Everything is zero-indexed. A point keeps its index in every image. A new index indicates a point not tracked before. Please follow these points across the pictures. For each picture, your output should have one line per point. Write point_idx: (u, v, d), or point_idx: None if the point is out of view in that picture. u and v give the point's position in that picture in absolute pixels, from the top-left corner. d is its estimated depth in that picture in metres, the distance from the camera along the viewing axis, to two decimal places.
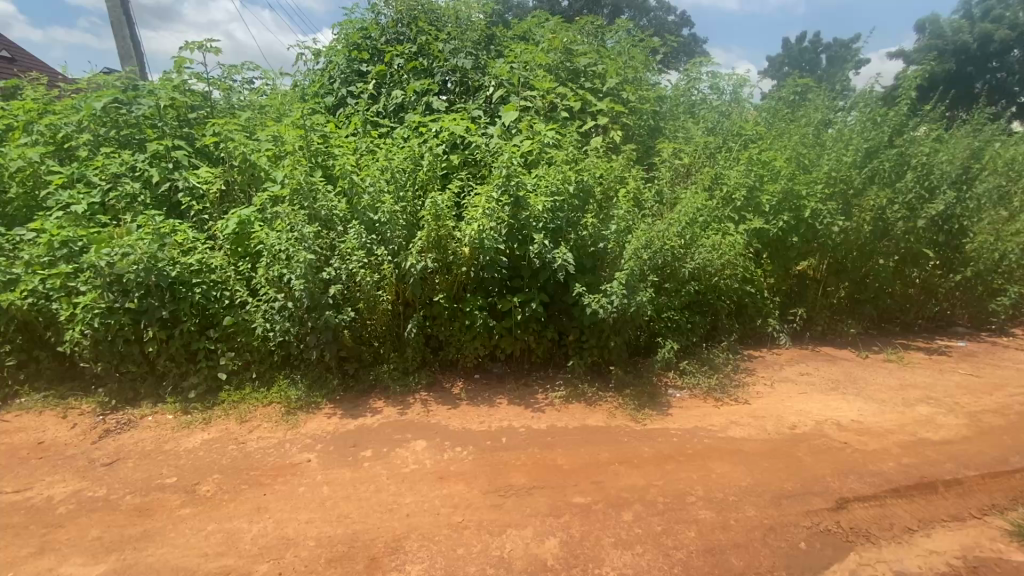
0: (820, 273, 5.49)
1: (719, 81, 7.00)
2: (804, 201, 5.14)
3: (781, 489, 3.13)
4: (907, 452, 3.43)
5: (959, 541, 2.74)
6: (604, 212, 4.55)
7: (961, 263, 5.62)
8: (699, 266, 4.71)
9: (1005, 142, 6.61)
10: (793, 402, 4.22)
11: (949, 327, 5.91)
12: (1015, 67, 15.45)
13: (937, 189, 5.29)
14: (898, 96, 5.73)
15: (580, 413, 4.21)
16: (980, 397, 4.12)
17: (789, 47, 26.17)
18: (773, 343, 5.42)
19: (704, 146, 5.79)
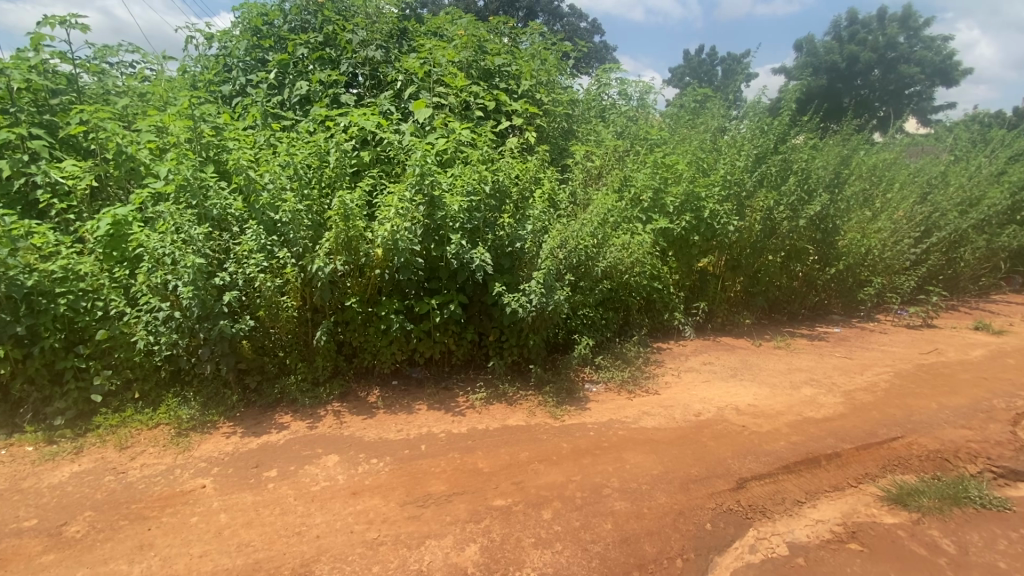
0: (719, 269, 5.91)
1: (627, 87, 7.30)
2: (703, 202, 5.51)
3: (689, 474, 3.30)
4: (794, 430, 3.77)
5: (840, 509, 3.04)
6: (520, 212, 4.55)
7: (835, 258, 6.28)
8: (611, 264, 4.86)
9: (868, 150, 7.51)
10: (697, 390, 4.49)
11: (827, 315, 6.55)
12: (875, 85, 17.73)
13: (814, 192, 5.89)
14: (781, 107, 6.30)
15: (500, 413, 4.19)
16: (853, 377, 4.63)
17: (690, 59, 28.15)
18: (679, 335, 5.76)
19: (615, 148, 6.00)
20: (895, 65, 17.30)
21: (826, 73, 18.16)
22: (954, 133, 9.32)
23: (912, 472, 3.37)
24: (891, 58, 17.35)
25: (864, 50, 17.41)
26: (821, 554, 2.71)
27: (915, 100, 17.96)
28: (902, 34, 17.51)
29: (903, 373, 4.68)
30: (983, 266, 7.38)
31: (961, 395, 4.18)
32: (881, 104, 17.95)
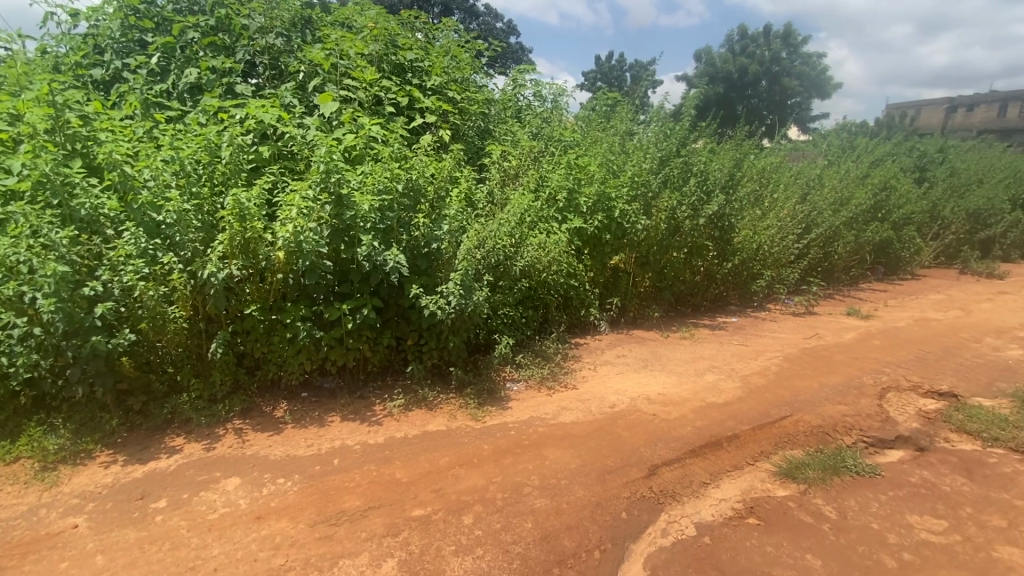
0: (630, 266, 6.18)
1: (541, 88, 7.40)
2: (614, 202, 5.74)
3: (605, 466, 3.40)
4: (699, 416, 4.01)
5: (740, 487, 3.26)
6: (435, 212, 4.43)
7: (732, 253, 6.80)
8: (529, 264, 4.90)
9: (758, 155, 8.23)
10: (612, 383, 4.66)
11: (725, 306, 7.10)
12: (764, 95, 19.49)
13: (712, 193, 6.34)
14: (682, 113, 6.72)
15: (420, 419, 4.07)
16: (748, 363, 5.04)
17: (601, 63, 29.30)
18: (595, 330, 5.95)
19: (530, 148, 6.05)
20: (779, 78, 19.15)
21: (722, 82, 19.70)
22: (827, 141, 10.48)
23: (800, 447, 3.67)
24: (776, 72, 19.18)
25: (754, 62, 19.08)
26: (724, 531, 2.87)
27: (796, 110, 20.01)
28: (784, 50, 19.39)
29: (790, 357, 5.16)
30: (853, 258, 8.34)
31: (837, 374, 4.68)
32: (769, 113, 19.78)
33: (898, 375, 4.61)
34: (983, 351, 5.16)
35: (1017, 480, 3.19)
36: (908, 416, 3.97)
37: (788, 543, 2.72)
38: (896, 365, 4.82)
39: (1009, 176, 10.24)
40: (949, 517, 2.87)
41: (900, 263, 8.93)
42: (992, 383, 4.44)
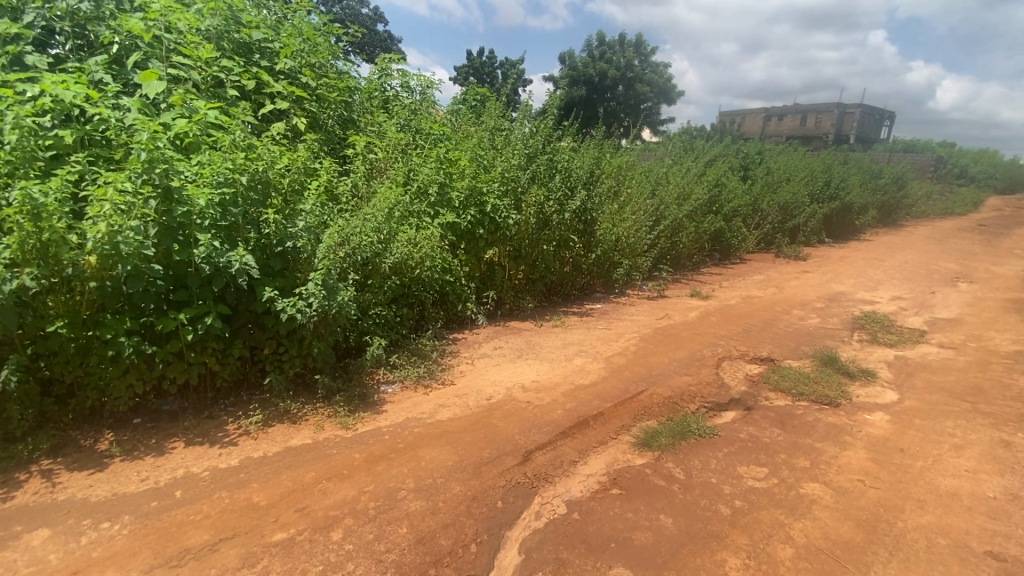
0: (503, 259, 6.30)
1: (409, 80, 7.16)
2: (485, 197, 5.80)
3: (481, 458, 3.43)
4: (569, 398, 4.24)
5: (605, 461, 3.49)
6: (290, 207, 4.07)
7: (596, 244, 7.28)
8: (399, 261, 4.73)
9: (615, 153, 8.90)
10: (489, 374, 4.72)
11: (592, 294, 7.60)
12: (620, 98, 21.19)
13: (576, 188, 6.70)
14: (546, 112, 6.99)
15: (282, 434, 3.73)
16: (612, 345, 5.45)
17: (471, 58, 29.50)
18: (473, 324, 5.97)
19: (399, 140, 5.83)
20: (633, 83, 20.94)
21: (584, 84, 20.99)
22: (673, 142, 11.69)
23: (655, 417, 4.04)
24: (630, 77, 20.92)
25: (611, 67, 20.59)
26: (591, 504, 3.04)
27: (648, 113, 22.06)
28: (636, 57, 21.20)
29: (647, 337, 5.68)
30: (696, 246, 9.45)
31: (684, 349, 5.26)
32: (625, 115, 21.57)
33: (730, 346, 5.33)
34: (792, 321, 6.17)
35: (816, 426, 3.86)
36: (739, 381, 4.59)
37: (645, 507, 2.98)
38: (729, 337, 5.57)
39: (808, 175, 12.38)
40: (769, 464, 3.37)
41: (731, 249, 10.32)
42: (798, 347, 5.33)
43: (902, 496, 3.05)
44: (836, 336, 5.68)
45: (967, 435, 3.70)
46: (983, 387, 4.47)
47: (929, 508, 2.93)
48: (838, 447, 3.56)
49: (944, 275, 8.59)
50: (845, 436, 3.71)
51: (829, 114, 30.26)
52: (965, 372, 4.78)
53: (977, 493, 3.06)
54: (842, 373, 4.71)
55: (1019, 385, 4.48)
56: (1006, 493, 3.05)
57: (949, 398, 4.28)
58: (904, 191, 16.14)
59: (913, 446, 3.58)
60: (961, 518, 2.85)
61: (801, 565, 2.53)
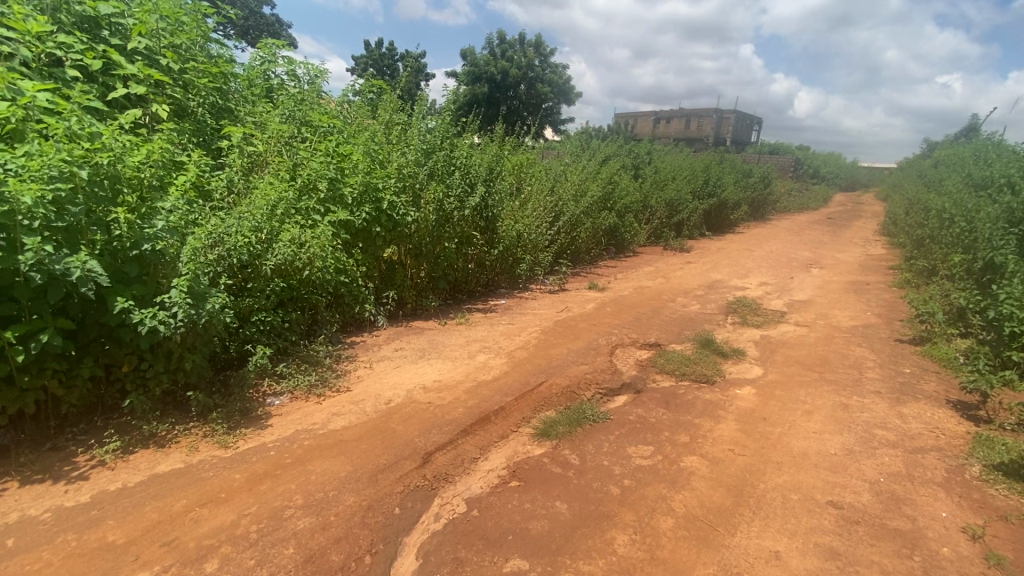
0: (402, 257, 6.12)
1: (295, 67, 6.64)
2: (380, 193, 5.58)
3: (377, 466, 3.30)
4: (470, 396, 4.22)
5: (506, 455, 3.52)
6: (147, 205, 3.60)
7: (498, 240, 7.32)
8: (283, 262, 4.39)
9: (515, 150, 9.02)
10: (388, 377, 4.56)
11: (496, 290, 7.66)
12: (522, 97, 21.58)
13: (475, 185, 6.67)
14: (444, 108, 6.88)
15: (146, 461, 3.31)
16: (514, 339, 5.53)
17: (369, 49, 28.41)
18: (372, 326, 5.74)
19: (283, 132, 5.38)
20: (534, 83, 21.44)
21: (486, 82, 21.15)
22: (571, 140, 12.13)
23: (554, 407, 4.16)
24: (531, 77, 21.36)
25: (512, 66, 20.89)
26: (490, 500, 3.05)
27: (548, 113, 22.70)
28: (537, 57, 21.68)
29: (547, 330, 5.84)
30: (593, 241, 9.89)
31: (581, 339, 5.48)
32: (527, 113, 22.04)
33: (623, 334, 5.65)
34: (677, 308, 6.68)
35: (695, 403, 4.21)
36: (630, 366, 4.88)
37: (541, 496, 3.05)
38: (622, 326, 5.89)
39: (690, 174, 13.49)
40: (654, 442, 3.61)
41: (626, 243, 10.95)
42: (682, 332, 5.78)
43: (764, 460, 3.41)
44: (713, 319, 6.24)
45: (816, 401, 4.24)
46: (828, 358, 5.16)
47: (785, 468, 3.31)
48: (713, 422, 3.91)
49: (800, 262, 9.82)
50: (719, 411, 4.09)
51: (709, 118, 33.26)
52: (815, 346, 5.49)
53: (822, 452, 3.51)
54: (718, 354, 5.17)
55: (854, 355, 5.23)
56: (844, 449, 3.54)
57: (803, 370, 4.88)
58: (770, 189, 18.19)
59: (774, 414, 4.03)
60: (810, 474, 3.25)
61: (680, 533, 2.73)
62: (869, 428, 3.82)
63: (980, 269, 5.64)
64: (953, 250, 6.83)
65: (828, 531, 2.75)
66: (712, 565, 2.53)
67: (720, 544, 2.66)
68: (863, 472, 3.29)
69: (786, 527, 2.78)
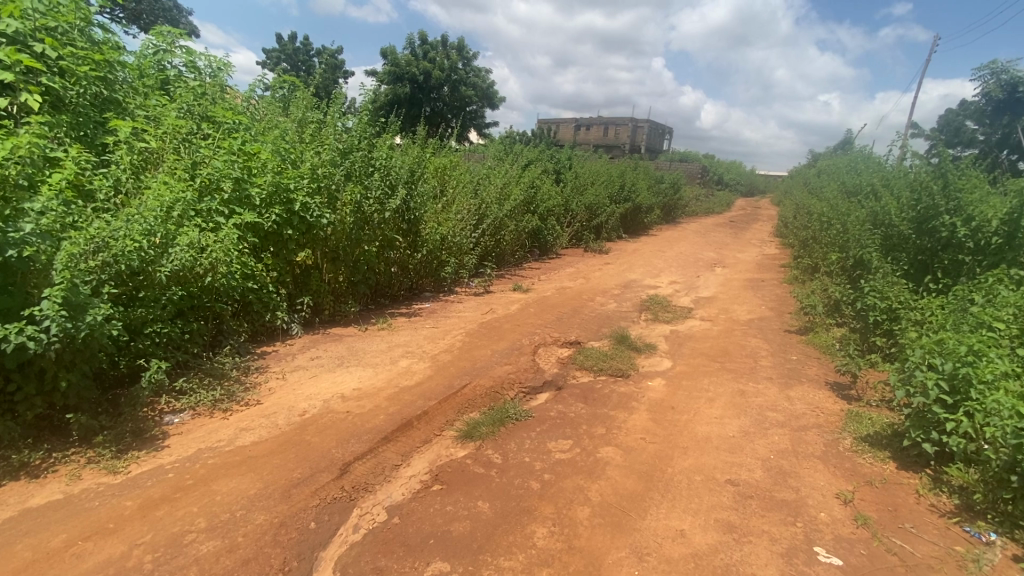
0: (317, 261, 5.86)
1: (195, 58, 6.13)
2: (292, 194, 5.32)
3: (290, 481, 3.14)
4: (391, 402, 4.14)
5: (428, 459, 3.49)
6: (13, 206, 3.18)
7: (421, 244, 7.23)
8: (180, 268, 4.06)
9: (437, 152, 8.95)
10: (303, 388, 4.35)
11: (420, 293, 7.55)
12: (445, 99, 21.46)
13: (396, 187, 6.54)
14: (361, 107, 6.67)
15: (15, 495, 2.92)
16: (438, 343, 5.50)
17: (282, 43, 26.95)
18: (285, 334, 5.45)
19: (180, 128, 4.97)
20: (458, 86, 21.41)
21: (409, 83, 20.81)
22: (494, 143, 12.24)
23: (477, 409, 4.18)
24: (454, 79, 21.29)
25: (435, 68, 20.73)
26: (412, 505, 3.01)
27: (472, 116, 22.75)
28: (459, 61, 21.66)
29: (471, 332, 5.86)
30: (517, 243, 10.05)
31: (504, 340, 5.56)
32: (451, 116, 21.96)
33: (545, 333, 5.80)
34: (596, 307, 6.96)
35: (610, 396, 4.43)
36: (552, 364, 5.02)
37: (463, 497, 3.07)
38: (544, 326, 6.05)
39: (607, 179, 14.10)
40: (573, 436, 3.75)
41: (548, 246, 11.24)
42: (601, 329, 6.05)
43: (672, 446, 3.66)
44: (628, 317, 6.58)
45: (717, 389, 4.61)
46: (728, 349, 5.63)
47: (690, 452, 3.57)
48: (626, 413, 4.13)
49: (706, 262, 10.61)
50: (633, 402, 4.32)
51: (625, 127, 35.02)
52: (718, 338, 5.96)
53: (722, 435, 3.83)
54: (633, 349, 5.47)
55: (751, 345, 5.75)
56: (740, 431, 3.88)
57: (707, 361, 5.28)
58: (680, 194, 19.46)
59: (681, 403, 4.33)
60: (711, 456, 3.54)
61: (596, 521, 2.87)
62: (762, 411, 4.22)
63: (850, 265, 6.42)
64: (830, 249, 7.70)
65: (726, 507, 3.00)
66: (625, 549, 2.67)
67: (632, 528, 2.82)
68: (757, 451, 3.62)
69: (690, 506, 3.01)
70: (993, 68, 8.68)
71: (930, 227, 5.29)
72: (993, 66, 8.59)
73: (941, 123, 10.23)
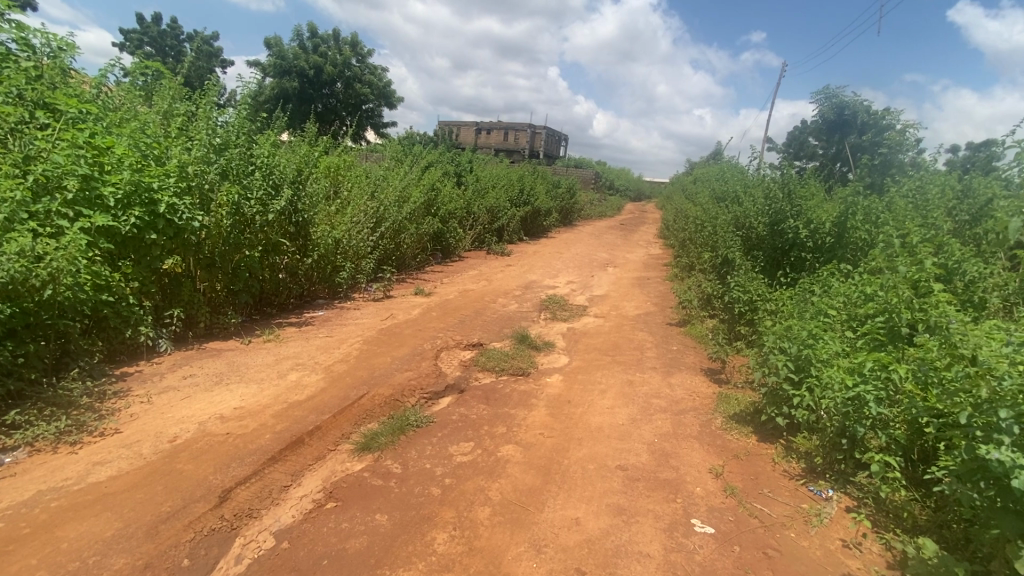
0: (190, 269, 5.29)
1: (27, 34, 5.14)
2: (156, 194, 4.72)
3: (157, 516, 2.80)
4: (279, 419, 3.86)
5: (321, 476, 3.30)
6: None
7: (311, 248, 6.83)
8: (8, 280, 3.44)
9: (328, 151, 8.51)
10: (174, 411, 3.90)
11: (312, 301, 7.13)
12: (339, 96, 20.54)
13: (280, 188, 6.10)
14: (239, 100, 6.12)
15: None
16: (333, 352, 5.23)
17: (144, 24, 23.96)
18: (151, 352, 4.86)
19: (7, 115, 4.27)
20: (353, 83, 20.59)
21: (297, 76, 19.55)
22: (392, 143, 11.94)
23: (376, 419, 4.04)
24: (348, 76, 20.45)
25: (327, 63, 19.75)
26: (303, 527, 2.83)
27: (369, 114, 21.99)
28: (354, 57, 20.80)
29: (370, 339, 5.65)
30: (418, 247, 9.86)
31: (404, 346, 5.44)
32: (346, 113, 21.03)
33: (447, 337, 5.77)
34: (497, 308, 7.06)
35: (511, 395, 4.53)
36: (454, 368, 5.01)
37: (360, 512, 2.95)
38: (446, 329, 6.02)
39: (507, 182, 14.39)
40: (474, 438, 3.77)
41: (449, 248, 11.19)
42: (502, 330, 6.16)
43: (568, 438, 3.83)
44: (529, 317, 6.78)
45: (609, 381, 4.91)
46: (618, 343, 6.02)
47: (584, 443, 3.77)
48: (525, 410, 4.25)
49: (599, 262, 11.27)
50: (532, 399, 4.46)
51: (524, 132, 36.05)
52: (610, 333, 6.36)
53: (613, 424, 4.09)
54: (532, 348, 5.64)
55: (638, 338, 6.21)
56: (629, 419, 4.17)
57: (600, 355, 5.61)
58: (576, 198, 20.45)
59: (577, 397, 4.55)
60: (603, 444, 3.76)
61: (496, 520, 2.91)
62: (648, 399, 4.57)
63: (719, 263, 7.18)
64: (703, 249, 8.55)
65: (617, 492, 3.21)
66: (523, 543, 2.74)
67: (531, 522, 2.91)
68: (643, 436, 3.91)
69: (585, 495, 3.17)
70: (824, 93, 10.24)
71: (780, 228, 6.08)
72: (824, 91, 10.17)
73: (789, 139, 11.83)
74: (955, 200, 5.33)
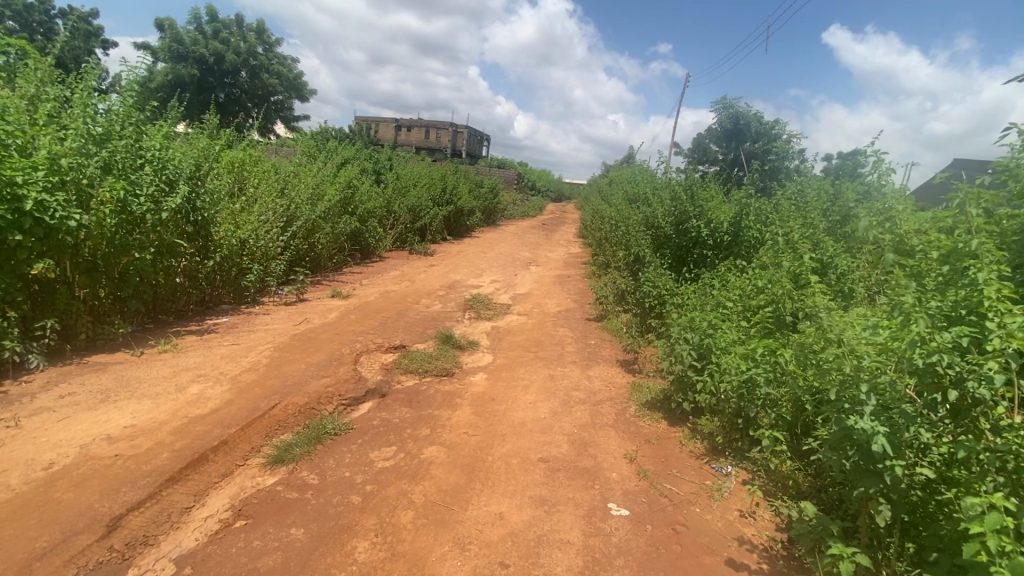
0: (66, 274, 4.71)
1: None
2: (21, 189, 4.15)
3: (29, 555, 2.47)
4: (179, 436, 3.54)
5: (228, 494, 3.08)
6: None
7: (213, 249, 6.33)
8: None
9: (231, 145, 7.91)
10: (50, 434, 3.46)
11: (216, 306, 6.61)
12: (245, 87, 19.23)
13: (176, 184, 5.58)
14: (123, 87, 5.53)
15: None
16: (240, 361, 4.89)
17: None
18: (19, 369, 4.28)
19: None
20: (259, 73, 19.31)
21: (195, 63, 17.93)
22: (305, 137, 11.35)
23: (289, 429, 3.84)
24: (254, 65, 19.14)
25: (229, 50, 18.33)
26: (209, 549, 2.63)
27: (279, 107, 20.76)
28: (260, 45, 19.49)
29: (282, 346, 5.35)
30: (335, 247, 9.47)
31: (321, 351, 5.21)
32: (253, 105, 19.70)
33: (367, 340, 5.60)
34: (420, 309, 6.97)
35: (434, 396, 4.50)
36: (375, 371, 4.88)
37: (273, 527, 2.80)
38: (366, 332, 5.84)
39: (429, 181, 14.21)
40: (396, 442, 3.71)
41: (369, 248, 10.85)
42: (425, 331, 6.08)
43: (491, 435, 3.87)
44: (453, 317, 6.76)
45: (531, 377, 5.03)
46: (540, 339, 6.18)
47: (507, 439, 3.83)
48: (449, 411, 4.24)
49: (521, 261, 11.47)
50: (455, 399, 4.46)
51: (446, 131, 35.80)
52: (532, 330, 6.51)
53: (535, 418, 4.19)
54: (456, 348, 5.62)
55: (558, 334, 6.41)
56: (550, 412, 4.30)
57: (523, 352, 5.72)
58: (499, 198, 20.67)
59: (500, 394, 4.61)
60: (525, 439, 3.84)
61: (420, 522, 2.89)
62: (568, 392, 4.74)
63: (631, 261, 7.58)
64: (618, 248, 9.00)
65: (539, 483, 3.30)
66: (447, 543, 2.74)
67: (455, 521, 2.91)
68: (563, 429, 4.05)
69: (508, 489, 3.23)
70: (722, 103, 11.13)
71: (684, 228, 6.55)
72: (722, 101, 11.05)
73: (693, 144, 12.74)
74: (828, 203, 6.05)
